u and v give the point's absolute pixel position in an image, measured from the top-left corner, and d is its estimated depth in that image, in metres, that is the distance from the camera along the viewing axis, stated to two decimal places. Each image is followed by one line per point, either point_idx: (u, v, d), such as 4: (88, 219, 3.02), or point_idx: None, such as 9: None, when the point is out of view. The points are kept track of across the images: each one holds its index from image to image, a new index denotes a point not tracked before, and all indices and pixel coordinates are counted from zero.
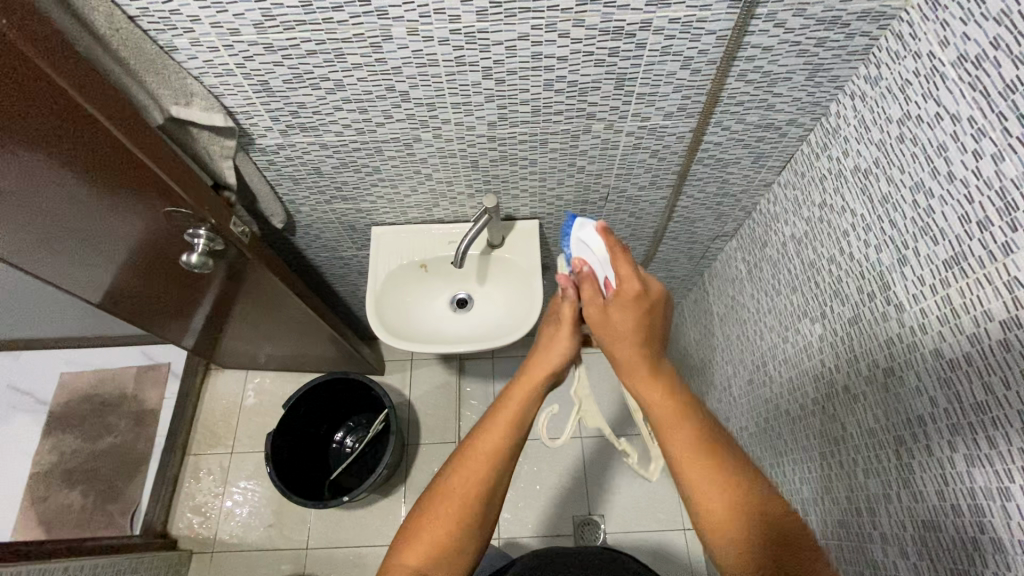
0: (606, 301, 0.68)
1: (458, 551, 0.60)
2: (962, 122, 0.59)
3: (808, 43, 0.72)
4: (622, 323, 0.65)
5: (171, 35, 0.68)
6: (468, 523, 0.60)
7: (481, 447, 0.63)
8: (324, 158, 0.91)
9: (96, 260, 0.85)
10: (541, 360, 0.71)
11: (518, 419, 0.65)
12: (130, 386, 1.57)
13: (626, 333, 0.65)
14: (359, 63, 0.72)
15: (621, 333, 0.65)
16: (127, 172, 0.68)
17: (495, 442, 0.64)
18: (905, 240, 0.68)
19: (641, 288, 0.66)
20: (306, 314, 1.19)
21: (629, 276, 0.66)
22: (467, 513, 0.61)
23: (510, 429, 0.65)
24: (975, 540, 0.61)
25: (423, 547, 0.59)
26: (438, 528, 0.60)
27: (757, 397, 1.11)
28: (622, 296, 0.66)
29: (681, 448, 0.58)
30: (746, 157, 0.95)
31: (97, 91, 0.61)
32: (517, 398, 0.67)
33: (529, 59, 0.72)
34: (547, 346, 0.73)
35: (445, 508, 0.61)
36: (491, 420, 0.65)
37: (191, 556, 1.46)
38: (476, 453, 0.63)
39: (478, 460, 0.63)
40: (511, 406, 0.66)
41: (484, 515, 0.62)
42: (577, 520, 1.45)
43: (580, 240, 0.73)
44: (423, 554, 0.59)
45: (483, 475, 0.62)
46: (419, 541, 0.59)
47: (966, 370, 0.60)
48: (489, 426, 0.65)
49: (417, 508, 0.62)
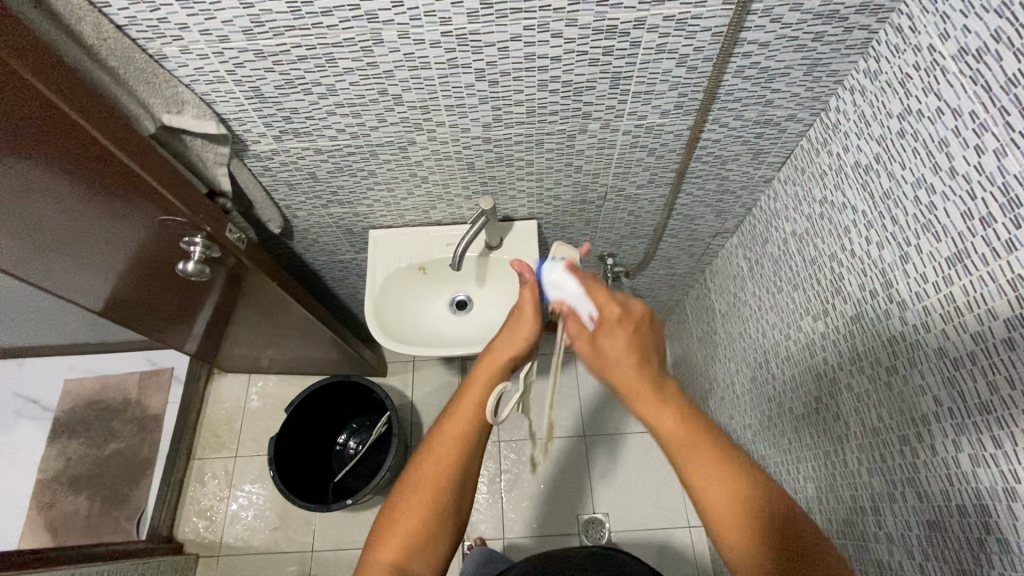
0: (592, 330, 0.65)
1: (433, 535, 0.60)
2: (963, 117, 0.58)
3: (804, 38, 0.71)
4: (612, 346, 0.63)
5: (160, 43, 0.67)
6: (441, 505, 0.61)
7: (450, 431, 0.63)
8: (319, 163, 0.90)
9: (92, 270, 0.85)
10: (504, 343, 0.72)
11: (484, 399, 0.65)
12: (134, 391, 1.57)
13: (622, 353, 0.63)
14: (351, 67, 0.72)
15: (614, 358, 0.63)
16: (121, 183, 0.68)
17: (462, 424, 0.64)
18: (907, 237, 0.67)
19: (621, 312, 0.65)
20: (305, 318, 1.19)
21: (608, 303, 0.66)
22: (440, 498, 0.61)
23: (478, 411, 0.64)
24: (981, 541, 0.60)
25: (399, 538, 0.59)
26: (412, 517, 0.60)
27: (760, 396, 1.10)
28: (607, 322, 0.65)
29: (702, 479, 0.54)
30: (745, 154, 0.94)
31: (87, 103, 0.60)
32: (483, 380, 0.67)
33: (522, 60, 0.72)
34: (512, 330, 0.73)
35: (420, 496, 0.61)
36: (459, 403, 0.65)
37: (197, 560, 1.46)
38: (446, 438, 0.63)
39: (447, 443, 0.63)
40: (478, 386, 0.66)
41: (458, 497, 0.62)
42: (581, 520, 1.45)
43: (553, 283, 0.71)
44: (400, 545, 0.59)
45: (453, 457, 0.62)
46: (393, 533, 0.59)
47: (970, 369, 0.59)
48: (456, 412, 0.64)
49: (391, 498, 0.62)
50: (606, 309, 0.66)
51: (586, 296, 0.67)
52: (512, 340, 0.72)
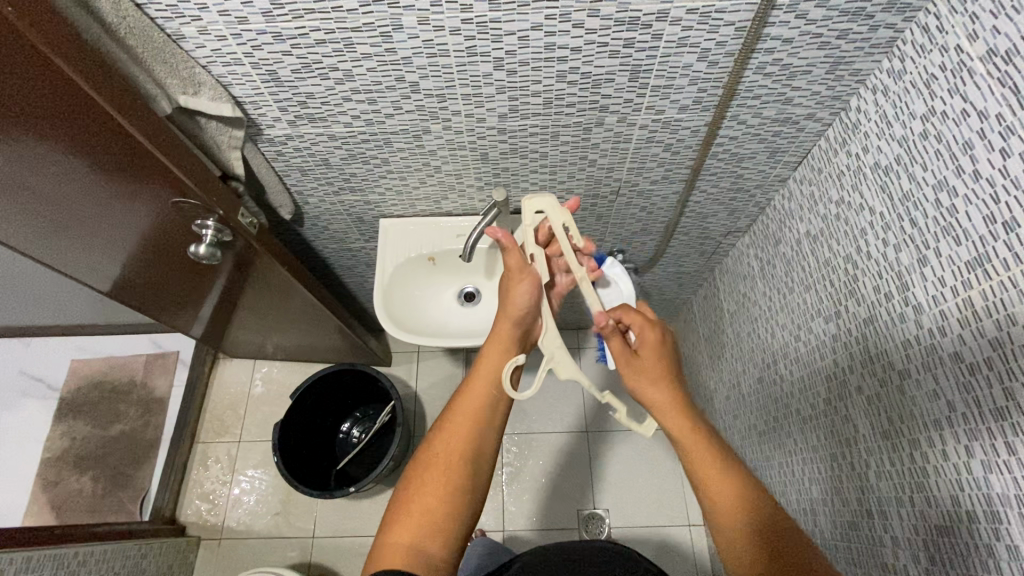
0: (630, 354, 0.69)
1: (448, 514, 0.58)
2: (989, 119, 0.57)
3: (829, 35, 0.70)
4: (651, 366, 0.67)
5: (179, 23, 0.67)
6: (457, 482, 0.60)
7: (463, 407, 0.65)
8: (332, 149, 0.90)
9: (104, 250, 0.85)
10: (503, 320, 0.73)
11: (497, 375, 0.68)
12: (140, 373, 1.57)
13: (660, 380, 0.66)
14: (369, 53, 0.71)
15: (650, 378, 0.66)
16: (135, 162, 0.68)
17: (475, 403, 0.66)
18: (926, 240, 0.66)
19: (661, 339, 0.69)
20: (314, 305, 1.19)
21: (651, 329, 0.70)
22: (457, 475, 0.61)
23: (491, 384, 0.67)
24: (989, 547, 0.59)
25: (415, 521, 0.57)
26: (431, 494, 0.59)
27: (767, 396, 1.10)
28: (648, 343, 0.69)
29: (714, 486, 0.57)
30: (762, 152, 0.93)
31: (104, 79, 0.60)
32: (491, 360, 0.70)
33: (542, 50, 0.71)
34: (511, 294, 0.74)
35: (434, 474, 0.60)
36: (471, 382, 0.68)
37: (199, 542, 1.47)
38: (461, 415, 0.65)
39: (462, 420, 0.64)
40: (487, 363, 0.69)
41: (473, 479, 0.61)
42: (581, 514, 1.45)
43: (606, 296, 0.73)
44: (415, 525, 0.57)
45: (468, 434, 0.63)
46: (409, 514, 0.58)
47: (986, 374, 0.58)
48: (471, 387, 0.67)
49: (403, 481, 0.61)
50: (647, 334, 0.70)
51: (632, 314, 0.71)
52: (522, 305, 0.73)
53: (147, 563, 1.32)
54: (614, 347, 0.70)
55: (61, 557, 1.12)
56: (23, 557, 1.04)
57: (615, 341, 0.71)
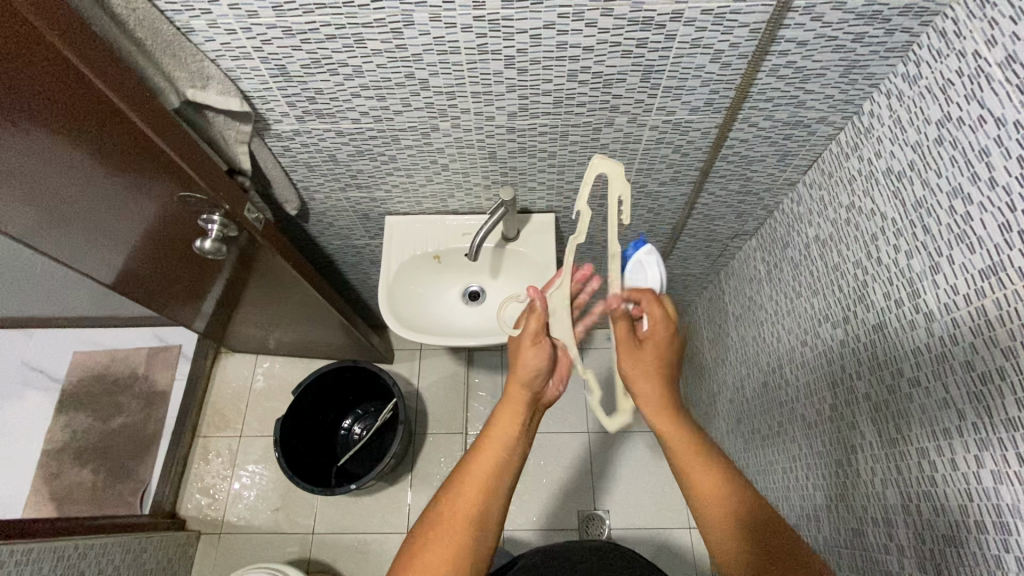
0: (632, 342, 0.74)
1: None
2: (1007, 126, 0.56)
3: (844, 38, 0.69)
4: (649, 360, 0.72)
5: (188, 16, 0.66)
6: (465, 547, 0.59)
7: (472, 472, 0.63)
8: (340, 145, 0.89)
9: (108, 241, 0.84)
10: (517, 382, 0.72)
11: (507, 442, 0.66)
12: (142, 366, 1.56)
13: (653, 376, 0.71)
14: (380, 49, 0.70)
15: (648, 373, 0.71)
16: (141, 155, 0.67)
17: (486, 468, 0.64)
18: (938, 247, 0.65)
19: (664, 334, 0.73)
20: (317, 301, 1.19)
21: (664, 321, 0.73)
22: (465, 540, 0.59)
23: (501, 452, 0.65)
24: (998, 558, 0.59)
25: None
26: (434, 565, 0.57)
27: (772, 400, 1.09)
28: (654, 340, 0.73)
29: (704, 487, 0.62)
30: (772, 155, 0.92)
31: (112, 71, 0.60)
32: (502, 425, 0.68)
33: (553, 49, 0.70)
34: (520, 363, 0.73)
35: (439, 542, 0.59)
36: (481, 446, 0.66)
37: (199, 536, 1.47)
38: (471, 480, 0.63)
39: (469, 484, 0.63)
40: (502, 425, 0.67)
41: (477, 548, 0.60)
42: (581, 515, 1.45)
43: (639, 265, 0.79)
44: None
45: (475, 500, 0.62)
46: None
47: (998, 384, 0.58)
48: (481, 451, 0.65)
49: (411, 539, 0.60)
50: (659, 326, 0.73)
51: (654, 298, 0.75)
52: (532, 368, 0.72)
53: (148, 556, 1.32)
54: (621, 332, 0.75)
55: (62, 549, 1.11)
56: (24, 549, 1.03)
57: (621, 327, 0.76)
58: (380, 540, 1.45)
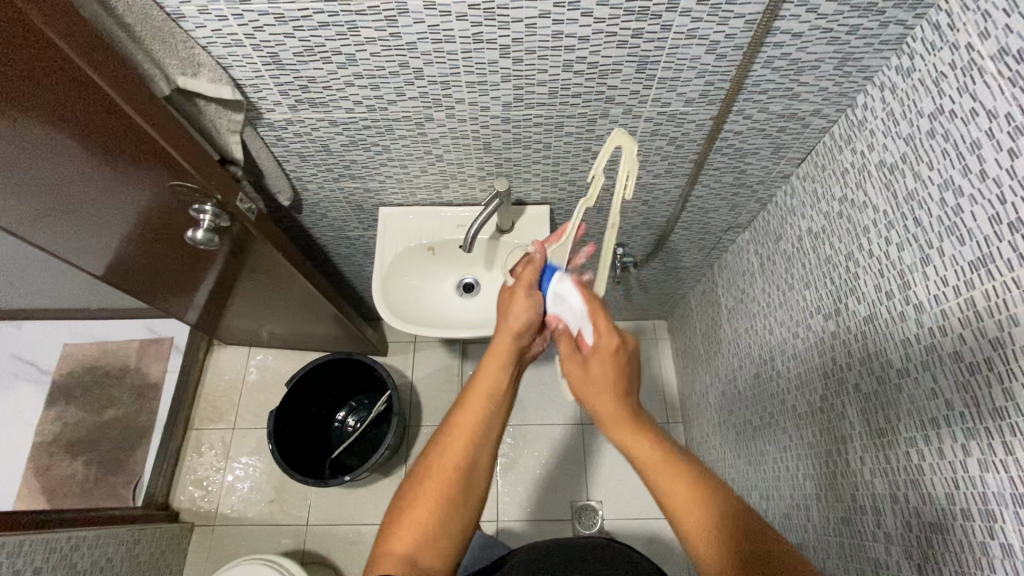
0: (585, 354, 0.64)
1: (445, 526, 0.57)
2: (999, 118, 0.57)
3: (839, 31, 0.69)
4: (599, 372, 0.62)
5: (179, 2, 0.65)
6: (453, 495, 0.59)
7: (461, 422, 0.62)
8: (333, 135, 0.89)
9: (97, 229, 0.82)
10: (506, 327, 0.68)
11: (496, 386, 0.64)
12: (133, 358, 1.55)
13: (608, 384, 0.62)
14: (373, 37, 0.70)
15: (599, 386, 0.62)
16: (134, 145, 0.66)
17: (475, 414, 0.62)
18: (929, 239, 0.66)
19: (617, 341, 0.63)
20: (311, 293, 1.18)
21: (606, 330, 0.64)
22: (452, 490, 0.59)
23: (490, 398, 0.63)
24: (983, 544, 0.60)
25: (410, 533, 0.56)
26: (423, 509, 0.58)
27: (763, 391, 1.10)
28: (600, 350, 0.63)
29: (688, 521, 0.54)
30: (766, 148, 0.93)
31: (104, 60, 0.59)
32: (491, 370, 0.65)
33: (549, 38, 0.70)
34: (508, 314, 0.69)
35: (431, 483, 0.59)
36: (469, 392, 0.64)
37: (193, 528, 1.47)
38: (462, 424, 0.62)
39: (456, 436, 0.61)
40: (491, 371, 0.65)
41: (470, 489, 0.60)
42: (575, 506, 1.46)
43: (558, 296, 0.68)
44: (411, 534, 0.56)
45: (462, 449, 0.61)
46: (403, 525, 0.57)
47: (985, 374, 0.58)
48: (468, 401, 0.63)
49: (402, 487, 0.60)
50: (601, 338, 0.63)
51: (587, 316, 0.64)
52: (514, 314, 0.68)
53: (140, 548, 1.31)
54: (564, 343, 0.66)
55: (54, 541, 1.11)
56: (16, 542, 1.02)
57: (565, 340, 0.66)
58: (374, 531, 1.45)
